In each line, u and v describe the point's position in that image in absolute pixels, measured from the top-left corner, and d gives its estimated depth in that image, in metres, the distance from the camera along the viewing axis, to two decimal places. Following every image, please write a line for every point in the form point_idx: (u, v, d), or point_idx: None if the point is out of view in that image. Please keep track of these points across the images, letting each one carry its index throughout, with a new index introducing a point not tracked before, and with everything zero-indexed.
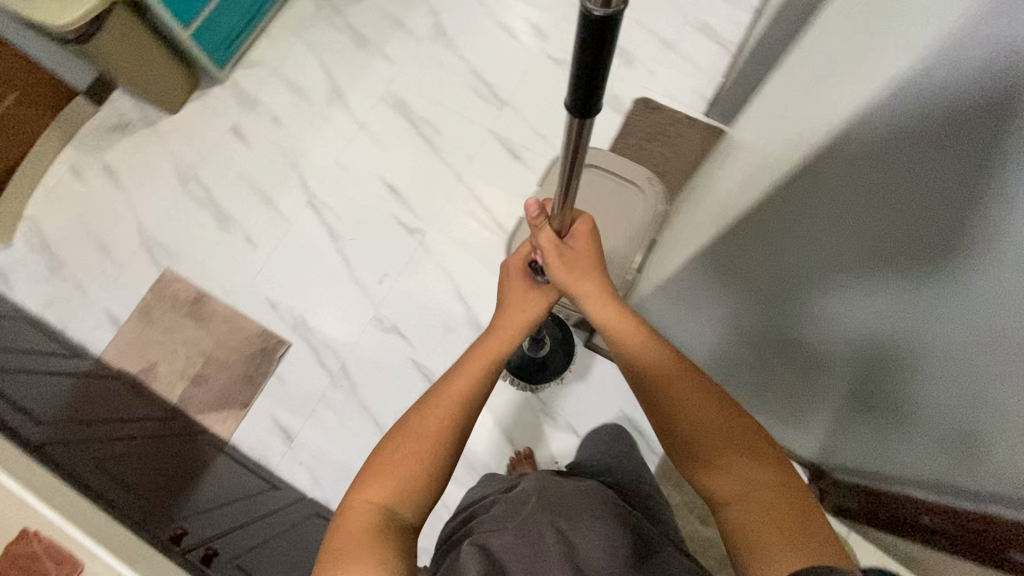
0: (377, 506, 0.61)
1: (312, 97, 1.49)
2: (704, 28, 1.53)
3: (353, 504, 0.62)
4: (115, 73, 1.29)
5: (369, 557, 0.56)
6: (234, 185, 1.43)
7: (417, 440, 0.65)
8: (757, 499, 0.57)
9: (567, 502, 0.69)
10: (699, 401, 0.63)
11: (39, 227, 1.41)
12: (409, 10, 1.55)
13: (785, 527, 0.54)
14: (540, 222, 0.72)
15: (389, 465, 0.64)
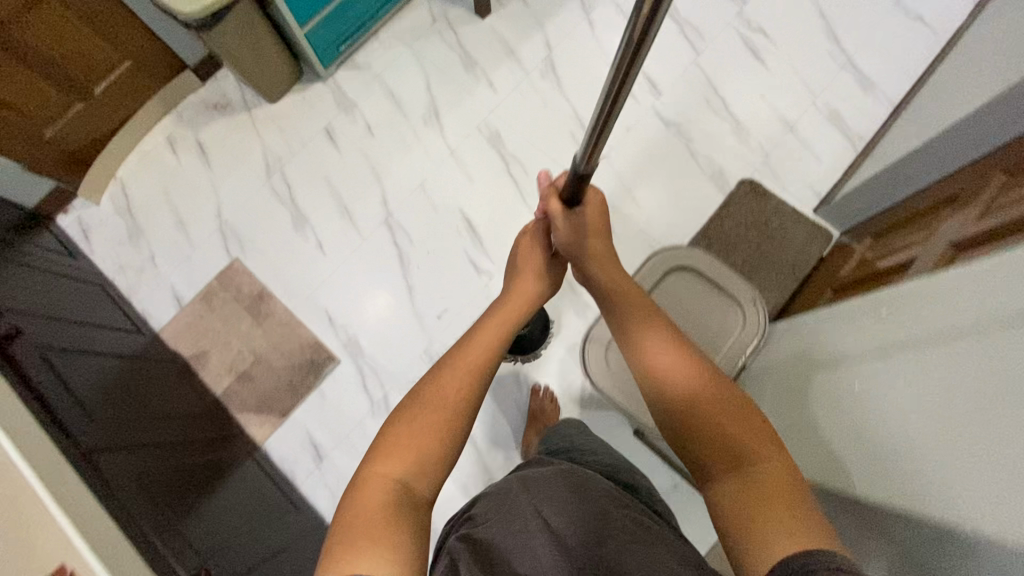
0: (393, 482, 0.60)
1: (409, 111, 1.46)
2: (833, 116, 1.41)
3: (366, 477, 0.61)
4: (229, 62, 1.30)
5: (383, 530, 0.54)
6: (317, 187, 1.42)
7: (430, 413, 0.66)
8: (761, 484, 0.56)
9: (554, 496, 0.61)
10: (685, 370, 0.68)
11: (127, 192, 1.44)
12: (523, 40, 1.50)
13: (777, 503, 0.54)
14: (548, 195, 0.89)
15: (400, 437, 0.64)
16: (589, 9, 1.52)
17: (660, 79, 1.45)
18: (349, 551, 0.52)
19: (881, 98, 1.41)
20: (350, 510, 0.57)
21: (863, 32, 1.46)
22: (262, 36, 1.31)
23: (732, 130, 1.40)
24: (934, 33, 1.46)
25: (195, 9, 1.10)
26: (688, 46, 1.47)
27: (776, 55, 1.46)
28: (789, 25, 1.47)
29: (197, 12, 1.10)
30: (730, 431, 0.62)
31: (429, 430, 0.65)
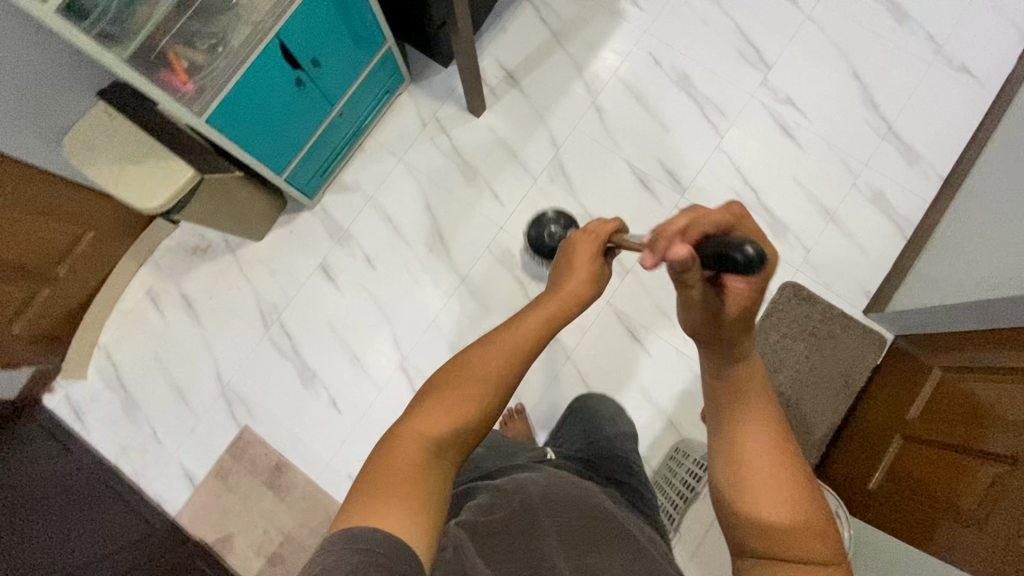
0: (426, 437, 0.53)
1: (410, 237, 1.33)
2: (877, 197, 1.28)
3: (403, 430, 0.54)
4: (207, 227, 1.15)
5: (409, 500, 0.48)
6: (320, 335, 1.29)
7: (467, 382, 0.59)
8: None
9: (552, 491, 0.67)
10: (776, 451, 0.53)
11: (114, 362, 1.31)
12: (526, 139, 1.35)
13: None
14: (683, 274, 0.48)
15: (442, 394, 0.57)
16: (595, 92, 1.35)
17: (682, 171, 1.31)
18: (374, 508, 0.47)
19: (929, 171, 1.28)
20: (381, 465, 0.51)
21: (901, 93, 1.32)
22: (239, 192, 1.15)
23: (768, 225, 1.28)
24: (980, 86, 1.31)
25: (154, 204, 0.96)
26: (710, 129, 1.33)
27: (809, 129, 1.31)
28: (820, 93, 1.33)
29: (164, 203, 0.96)
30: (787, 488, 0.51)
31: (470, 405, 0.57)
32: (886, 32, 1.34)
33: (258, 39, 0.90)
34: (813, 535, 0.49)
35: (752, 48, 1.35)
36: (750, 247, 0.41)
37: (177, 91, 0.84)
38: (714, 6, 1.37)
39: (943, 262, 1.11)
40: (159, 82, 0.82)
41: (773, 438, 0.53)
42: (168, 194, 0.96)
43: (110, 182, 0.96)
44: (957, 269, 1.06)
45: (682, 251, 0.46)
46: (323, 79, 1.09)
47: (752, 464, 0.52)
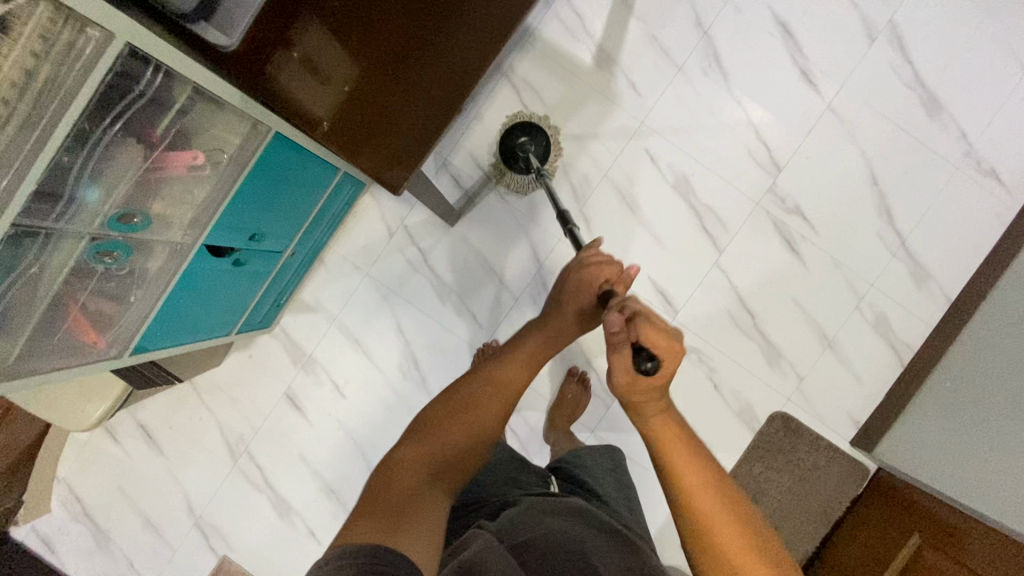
0: (419, 472, 0.59)
1: (381, 361, 1.23)
2: (879, 322, 1.19)
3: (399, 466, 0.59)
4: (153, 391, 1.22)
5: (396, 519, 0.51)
6: (292, 466, 1.23)
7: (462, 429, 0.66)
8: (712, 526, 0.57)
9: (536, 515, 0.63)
10: (671, 440, 0.62)
11: (78, 494, 1.26)
12: (505, 251, 1.21)
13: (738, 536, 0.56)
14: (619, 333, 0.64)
15: (435, 440, 0.64)
16: (582, 198, 1.21)
17: (674, 291, 1.21)
18: (370, 521, 0.50)
19: (936, 292, 1.18)
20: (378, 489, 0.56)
21: (921, 200, 1.18)
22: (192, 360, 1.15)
23: (762, 351, 1.21)
24: (1007, 192, 1.17)
25: (89, 423, 1.03)
26: (707, 242, 1.20)
27: (816, 244, 1.19)
28: (832, 198, 1.19)
29: (101, 418, 1.03)
30: (685, 463, 0.60)
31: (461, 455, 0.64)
32: (914, 125, 1.17)
33: (178, 261, 0.76)
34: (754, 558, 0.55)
35: (764, 147, 1.19)
36: (649, 363, 0.61)
37: (91, 358, 0.76)
38: (724, 90, 1.19)
39: (947, 429, 1.05)
40: (69, 359, 0.74)
41: (708, 479, 0.59)
42: (99, 412, 1.03)
43: (52, 415, 1.03)
44: (964, 451, 1.01)
45: (616, 322, 0.63)
46: (265, 245, 0.91)
47: (682, 469, 0.60)
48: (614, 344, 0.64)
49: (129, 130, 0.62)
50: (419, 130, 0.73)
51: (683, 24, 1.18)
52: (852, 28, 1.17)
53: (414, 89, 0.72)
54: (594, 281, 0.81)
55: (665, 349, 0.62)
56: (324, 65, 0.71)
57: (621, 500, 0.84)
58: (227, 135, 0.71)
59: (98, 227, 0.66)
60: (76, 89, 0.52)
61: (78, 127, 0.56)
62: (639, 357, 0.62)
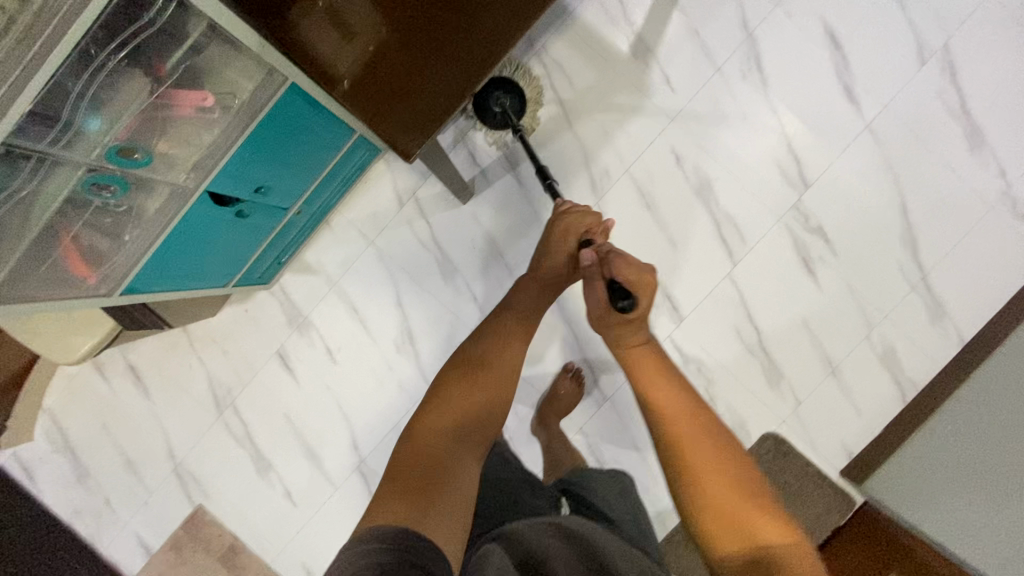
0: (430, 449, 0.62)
1: (376, 332, 1.21)
2: (887, 355, 1.16)
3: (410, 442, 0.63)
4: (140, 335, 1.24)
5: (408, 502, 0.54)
6: (276, 426, 1.23)
7: (472, 394, 0.71)
8: (675, 429, 0.68)
9: (541, 528, 0.61)
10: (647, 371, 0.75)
11: (62, 425, 1.27)
12: (515, 237, 1.18)
13: (698, 430, 0.67)
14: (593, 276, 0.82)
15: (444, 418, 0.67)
16: (600, 192, 1.18)
17: (681, 298, 1.18)
18: (392, 505, 0.53)
19: (952, 331, 1.14)
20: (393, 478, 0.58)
21: (948, 235, 1.14)
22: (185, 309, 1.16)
23: (763, 370, 1.18)
24: None
25: (75, 357, 1.03)
26: (722, 252, 1.17)
27: (834, 268, 1.16)
28: (857, 222, 1.15)
29: (90, 352, 1.03)
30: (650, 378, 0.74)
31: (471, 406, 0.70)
32: (952, 156, 1.13)
33: (178, 204, 0.74)
34: (710, 457, 0.64)
35: (794, 160, 1.15)
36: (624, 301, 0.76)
37: (79, 292, 0.74)
38: (760, 96, 1.14)
39: (941, 470, 1.06)
40: (57, 291, 0.72)
41: (707, 445, 0.65)
42: (88, 346, 1.03)
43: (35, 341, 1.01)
44: None
45: (590, 260, 0.82)
46: (270, 198, 0.88)
47: (652, 387, 0.73)
48: (591, 280, 0.83)
49: (136, 61, 0.60)
50: (446, 98, 0.70)
51: (728, 22, 1.14)
52: (904, 46, 1.12)
53: (434, 51, 0.69)
54: (577, 230, 0.87)
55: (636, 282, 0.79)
56: (353, 21, 0.68)
57: (631, 525, 0.81)
58: (240, 80, 0.69)
59: (95, 159, 0.64)
60: (76, 9, 0.51)
61: (80, 51, 0.54)
62: (616, 297, 0.77)
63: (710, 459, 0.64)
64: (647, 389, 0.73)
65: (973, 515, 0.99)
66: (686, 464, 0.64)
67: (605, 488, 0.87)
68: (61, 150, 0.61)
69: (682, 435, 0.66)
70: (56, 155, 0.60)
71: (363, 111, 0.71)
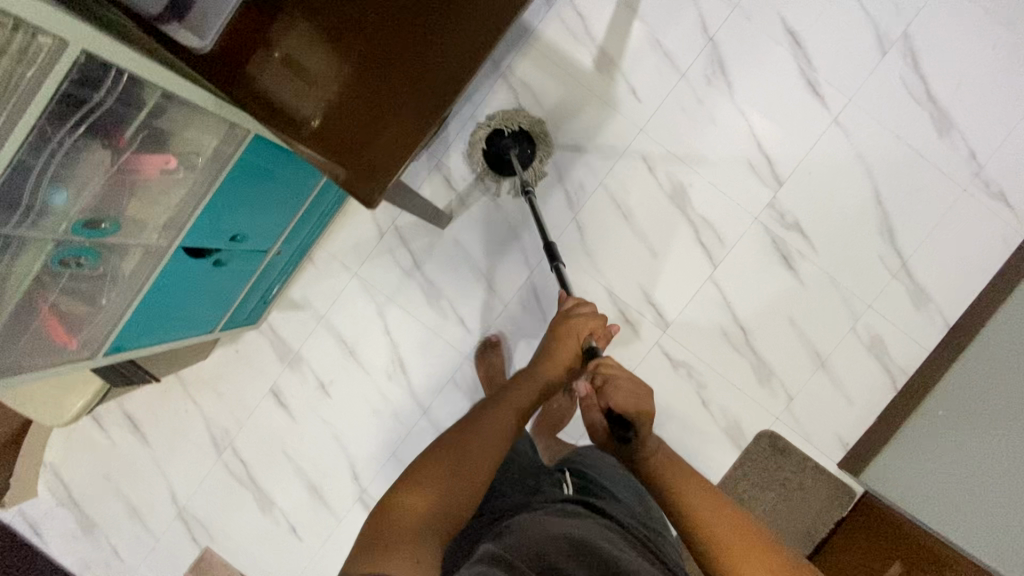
0: (430, 496, 0.62)
1: (368, 362, 1.22)
2: (875, 344, 1.16)
3: (412, 484, 0.63)
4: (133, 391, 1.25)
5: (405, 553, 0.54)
6: (276, 463, 1.24)
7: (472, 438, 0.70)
8: (699, 515, 0.67)
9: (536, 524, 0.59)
10: (669, 473, 0.72)
11: (65, 480, 1.28)
12: (496, 257, 1.19)
13: (726, 516, 0.66)
14: (590, 396, 0.84)
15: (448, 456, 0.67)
16: (577, 206, 1.19)
17: (666, 304, 1.19)
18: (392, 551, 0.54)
19: (935, 315, 1.15)
20: (392, 520, 0.59)
21: (925, 221, 1.14)
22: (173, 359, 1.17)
23: (753, 369, 1.19)
24: (1016, 217, 1.13)
25: (63, 420, 1.04)
26: (702, 255, 1.18)
27: (814, 262, 1.17)
28: (833, 217, 1.16)
29: (96, 396, 1.04)
30: (668, 476, 0.72)
31: (483, 452, 0.69)
32: (921, 143, 1.14)
33: (151, 263, 0.76)
34: (747, 545, 0.63)
35: (765, 159, 1.16)
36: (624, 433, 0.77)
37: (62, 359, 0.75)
38: (726, 98, 1.15)
39: (937, 466, 1.04)
40: (40, 359, 0.74)
41: (733, 524, 0.65)
42: (91, 392, 1.04)
43: (42, 408, 1.03)
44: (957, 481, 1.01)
45: (585, 388, 0.84)
46: (248, 245, 0.90)
47: (669, 477, 0.72)
48: (588, 410, 0.85)
49: (92, 135, 0.61)
50: (423, 118, 0.67)
51: (689, 28, 1.15)
52: (864, 38, 1.13)
53: (392, 75, 0.67)
54: (581, 332, 0.89)
55: (632, 407, 0.77)
56: (311, 65, 0.68)
57: (636, 503, 0.79)
58: (204, 138, 0.70)
59: (63, 233, 0.65)
60: (28, 96, 0.51)
61: (33, 134, 0.54)
62: (615, 429, 0.79)
63: (708, 496, 0.69)
64: (664, 479, 0.72)
65: (975, 500, 0.98)
66: (720, 551, 0.64)
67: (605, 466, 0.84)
68: (27, 230, 0.62)
69: (705, 525, 0.66)
70: (21, 234, 0.61)
71: (327, 148, 0.68)
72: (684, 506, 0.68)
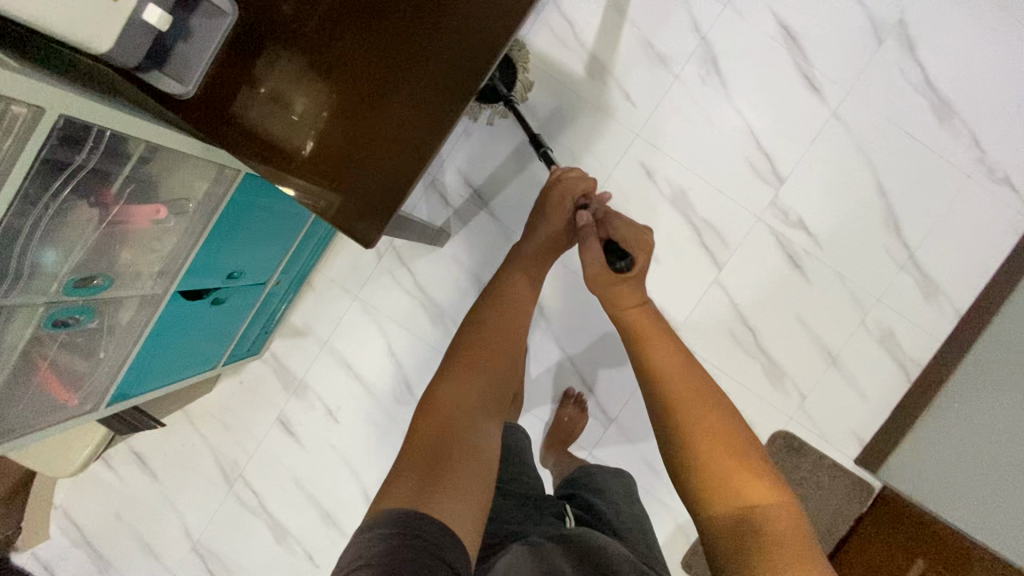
0: (453, 423, 0.64)
1: (374, 385, 1.20)
2: (886, 338, 1.15)
3: (430, 410, 0.65)
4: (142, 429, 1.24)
5: (443, 486, 0.55)
6: (288, 492, 1.22)
7: (478, 362, 0.72)
8: (690, 434, 0.68)
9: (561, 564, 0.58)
10: (672, 367, 0.74)
11: (76, 520, 1.27)
12: (498, 272, 1.17)
13: (708, 415, 0.69)
14: (589, 221, 0.93)
15: (458, 376, 0.69)
16: None
17: (672, 309, 1.18)
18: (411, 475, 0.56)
19: (946, 306, 1.13)
20: (417, 444, 0.61)
21: (930, 211, 1.13)
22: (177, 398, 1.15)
23: (764, 370, 1.17)
24: (1023, 202, 1.11)
25: (74, 468, 1.03)
26: (706, 258, 1.16)
27: (820, 259, 1.15)
28: (837, 212, 1.14)
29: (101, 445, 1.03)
30: (672, 381, 0.73)
31: (484, 380, 0.71)
32: (923, 131, 1.12)
33: (149, 311, 0.74)
34: (734, 469, 0.64)
35: (765, 157, 1.14)
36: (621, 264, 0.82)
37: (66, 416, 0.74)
38: (722, 98, 1.13)
39: (953, 460, 1.04)
40: (44, 419, 0.73)
41: (719, 425, 0.68)
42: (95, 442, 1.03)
43: (54, 460, 1.03)
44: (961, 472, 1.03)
45: (587, 218, 0.88)
46: (245, 281, 0.88)
47: (682, 416, 0.69)
48: (586, 236, 0.87)
49: (77, 194, 0.59)
50: (417, 151, 0.65)
51: (680, 28, 1.12)
52: (859, 28, 1.11)
53: (383, 97, 0.65)
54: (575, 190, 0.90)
55: (636, 250, 0.85)
56: (298, 98, 0.66)
57: (638, 532, 0.78)
58: (195, 181, 0.70)
59: (55, 294, 0.63)
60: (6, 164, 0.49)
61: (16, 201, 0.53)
62: (615, 261, 0.83)
63: (717, 434, 0.67)
64: (670, 400, 0.71)
65: (975, 493, 1.01)
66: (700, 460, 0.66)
67: (612, 489, 0.86)
68: (19, 298, 0.60)
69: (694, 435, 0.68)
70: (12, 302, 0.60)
71: (324, 173, 0.66)
72: (676, 412, 0.70)
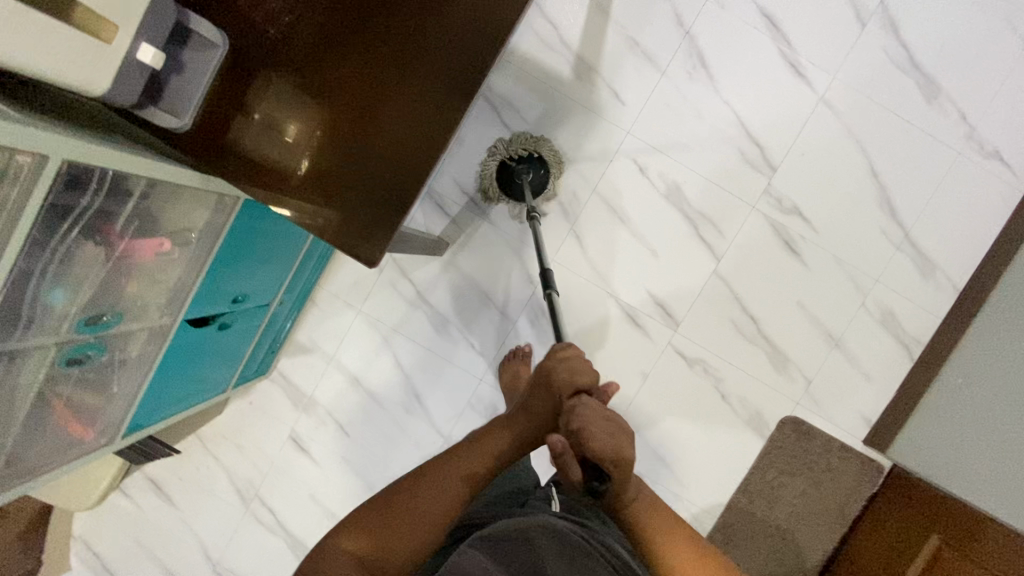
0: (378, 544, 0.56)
1: (383, 397, 1.21)
2: (887, 318, 1.16)
3: (361, 522, 0.57)
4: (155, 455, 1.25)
5: None
6: (305, 508, 1.23)
7: (444, 477, 0.61)
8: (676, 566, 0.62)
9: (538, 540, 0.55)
10: (659, 526, 0.64)
11: (97, 550, 1.27)
12: (499, 277, 1.18)
13: (692, 555, 0.63)
14: (566, 450, 0.63)
15: (416, 495, 0.59)
16: (572, 216, 1.18)
17: (674, 303, 1.19)
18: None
19: (944, 283, 1.15)
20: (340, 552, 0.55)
21: (922, 190, 1.14)
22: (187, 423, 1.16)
23: (769, 357, 1.18)
24: (1013, 175, 1.12)
25: (91, 502, 1.05)
26: (704, 251, 1.17)
27: (817, 244, 1.16)
28: (831, 197, 1.15)
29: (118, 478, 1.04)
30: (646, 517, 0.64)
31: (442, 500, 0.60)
32: (911, 111, 1.12)
33: (160, 341, 0.75)
34: None
35: (756, 147, 1.15)
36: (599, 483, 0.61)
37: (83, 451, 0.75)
38: (710, 91, 1.14)
39: (969, 436, 0.97)
40: (63, 456, 0.74)
41: (699, 560, 0.62)
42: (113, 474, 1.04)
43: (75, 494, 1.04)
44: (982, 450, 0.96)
45: (560, 446, 0.60)
46: (250, 304, 0.89)
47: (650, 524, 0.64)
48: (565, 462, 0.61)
49: (82, 233, 0.59)
50: (411, 164, 0.66)
51: (664, 25, 1.13)
52: (842, 13, 1.12)
53: (373, 115, 0.66)
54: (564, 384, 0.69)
55: (618, 457, 0.61)
56: (289, 123, 0.67)
57: None
58: (196, 212, 0.71)
59: (66, 334, 0.63)
60: (16, 214, 0.49)
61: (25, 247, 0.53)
62: (591, 478, 0.61)
63: (702, 567, 0.62)
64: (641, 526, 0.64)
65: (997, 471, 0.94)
66: None
67: None
68: (33, 341, 0.60)
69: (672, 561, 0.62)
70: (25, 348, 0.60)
71: (319, 191, 0.67)
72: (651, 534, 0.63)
